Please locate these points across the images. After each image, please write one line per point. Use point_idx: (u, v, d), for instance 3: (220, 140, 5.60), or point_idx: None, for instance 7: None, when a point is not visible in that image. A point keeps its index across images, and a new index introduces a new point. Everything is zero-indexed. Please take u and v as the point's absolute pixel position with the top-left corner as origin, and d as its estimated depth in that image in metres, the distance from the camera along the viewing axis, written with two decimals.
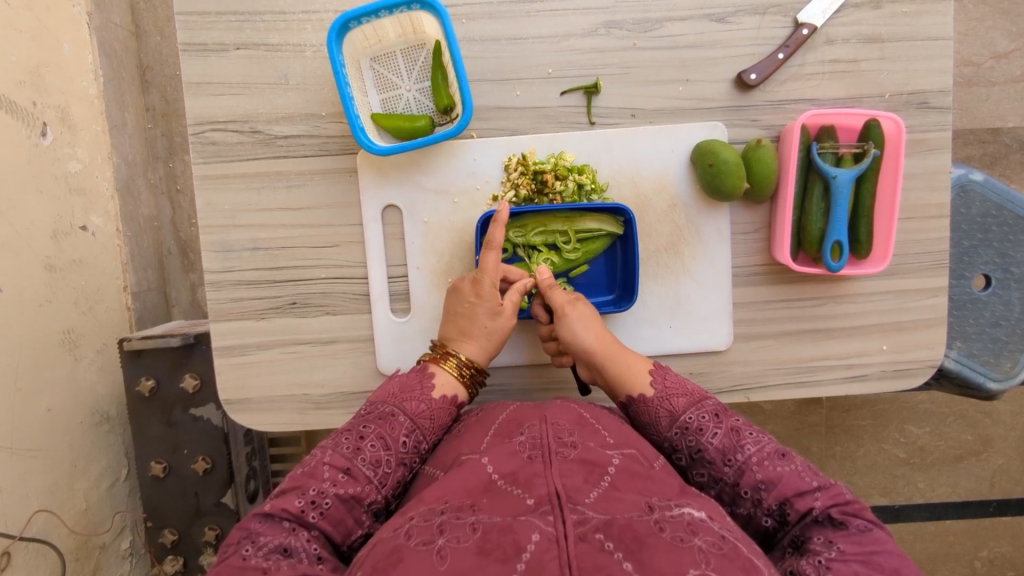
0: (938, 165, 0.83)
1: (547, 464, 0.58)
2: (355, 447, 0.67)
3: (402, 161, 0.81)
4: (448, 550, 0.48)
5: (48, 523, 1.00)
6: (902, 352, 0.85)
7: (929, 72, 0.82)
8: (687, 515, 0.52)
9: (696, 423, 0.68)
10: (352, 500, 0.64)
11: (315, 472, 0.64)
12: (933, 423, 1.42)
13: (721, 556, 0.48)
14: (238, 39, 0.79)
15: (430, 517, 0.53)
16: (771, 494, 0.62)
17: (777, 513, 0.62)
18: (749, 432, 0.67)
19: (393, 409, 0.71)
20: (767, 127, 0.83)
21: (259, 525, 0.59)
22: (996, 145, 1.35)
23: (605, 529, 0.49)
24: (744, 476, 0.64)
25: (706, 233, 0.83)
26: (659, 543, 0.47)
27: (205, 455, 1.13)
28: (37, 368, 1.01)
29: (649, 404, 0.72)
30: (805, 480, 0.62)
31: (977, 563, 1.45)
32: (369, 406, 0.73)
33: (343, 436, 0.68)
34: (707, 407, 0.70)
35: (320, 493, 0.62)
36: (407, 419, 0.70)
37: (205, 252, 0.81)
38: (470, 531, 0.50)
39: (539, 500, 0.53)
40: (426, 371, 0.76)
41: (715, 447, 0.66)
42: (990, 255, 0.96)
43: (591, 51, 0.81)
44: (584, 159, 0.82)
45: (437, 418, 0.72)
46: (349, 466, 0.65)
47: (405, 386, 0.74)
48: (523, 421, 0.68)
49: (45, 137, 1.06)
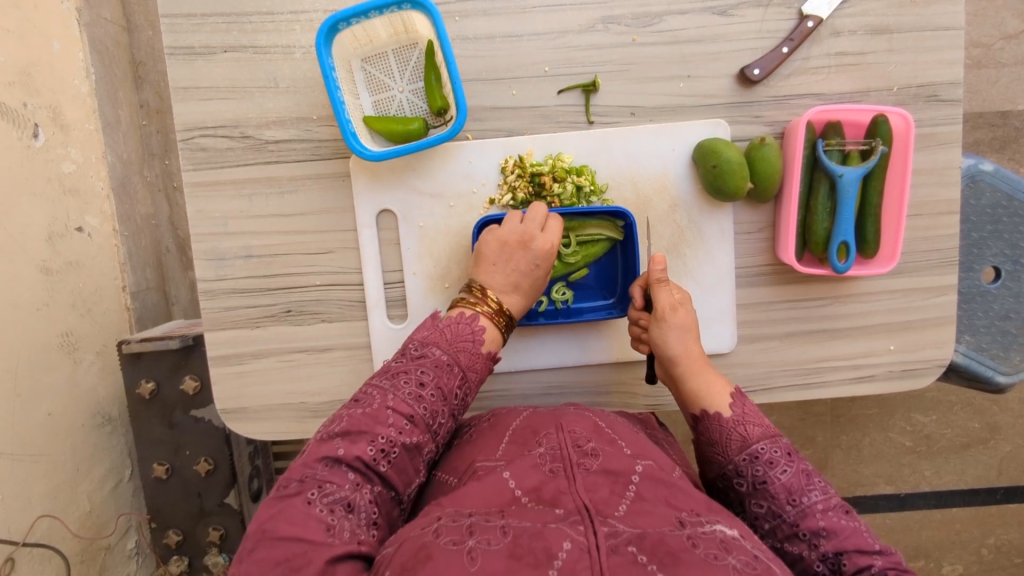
0: (947, 160, 0.80)
1: (571, 478, 0.57)
2: (416, 394, 0.67)
3: (397, 165, 0.79)
4: (479, 553, 0.48)
5: (52, 528, 1.00)
6: (910, 352, 0.83)
7: (938, 64, 0.79)
8: (718, 533, 0.51)
9: (768, 455, 0.66)
10: (414, 450, 0.64)
11: (380, 417, 0.64)
12: (940, 411, 1.41)
13: (755, 575, 0.47)
14: (225, 41, 0.77)
15: (458, 519, 0.53)
16: (830, 542, 0.60)
17: (830, 561, 0.60)
18: (819, 479, 0.65)
19: (448, 359, 0.71)
20: (771, 123, 0.80)
21: (326, 470, 0.60)
22: (1005, 129, 1.32)
23: (637, 541, 0.48)
24: (806, 519, 0.62)
25: (708, 234, 0.81)
26: (693, 558, 0.46)
27: (206, 456, 1.12)
28: (36, 374, 1.00)
29: (723, 425, 0.70)
30: (867, 539, 0.60)
31: (983, 550, 1.44)
32: (421, 347, 0.71)
33: (401, 379, 0.68)
34: (782, 443, 0.67)
35: (387, 442, 0.63)
36: (460, 372, 0.71)
37: (197, 261, 0.79)
38: (500, 535, 0.50)
39: (568, 512, 0.53)
40: (474, 317, 0.74)
41: (783, 483, 0.64)
42: (1000, 247, 0.94)
43: (589, 48, 0.79)
44: (583, 159, 0.80)
45: (483, 372, 0.73)
46: (412, 414, 0.65)
47: (456, 334, 0.73)
48: (539, 429, 0.67)
49: (37, 139, 1.04)
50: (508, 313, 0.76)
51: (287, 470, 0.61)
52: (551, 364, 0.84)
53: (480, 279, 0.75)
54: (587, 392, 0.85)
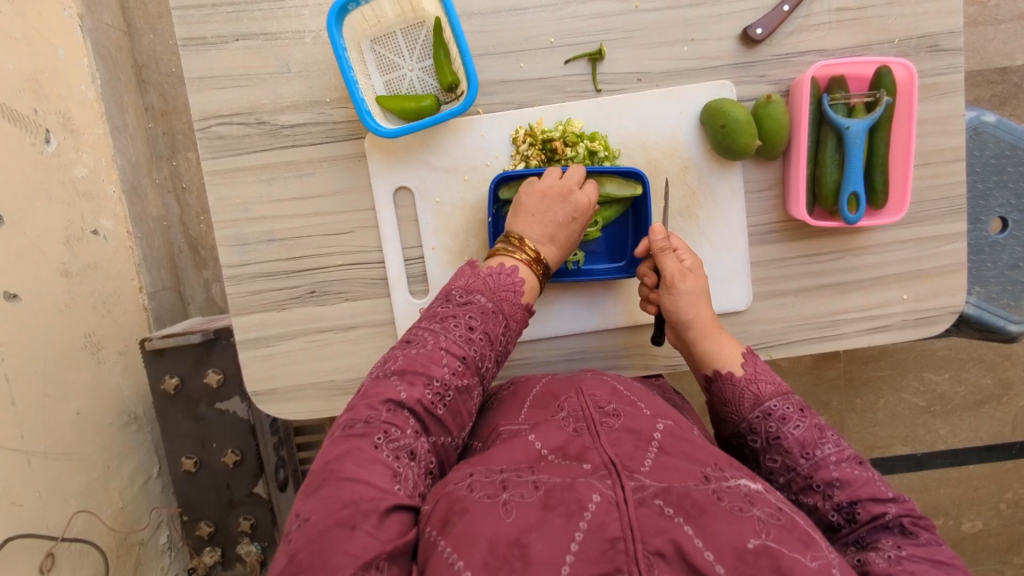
0: (952, 109, 0.81)
1: (595, 435, 0.58)
2: (467, 337, 0.68)
3: (410, 142, 0.81)
4: (513, 504, 0.50)
5: (88, 523, 1.02)
6: (923, 301, 0.85)
7: (938, 14, 0.80)
8: (742, 487, 0.52)
9: (780, 412, 0.67)
10: (465, 395, 0.66)
11: (434, 358, 0.65)
12: (952, 369, 1.42)
13: (780, 526, 0.48)
14: (236, 30, 0.78)
15: (490, 475, 0.55)
16: (843, 492, 0.61)
17: (845, 510, 0.61)
18: (832, 432, 0.65)
19: (494, 306, 0.72)
20: (775, 82, 0.82)
21: (390, 412, 0.61)
22: (1005, 86, 1.32)
23: (664, 495, 0.49)
24: (820, 471, 0.63)
25: (718, 194, 0.83)
26: (718, 511, 0.48)
27: (233, 448, 1.13)
28: (63, 373, 1.01)
29: (736, 384, 0.72)
30: (880, 487, 0.61)
31: (1002, 505, 1.46)
32: (465, 292, 0.73)
33: (450, 323, 0.69)
34: (793, 399, 0.68)
35: (442, 385, 0.64)
36: (502, 319, 0.72)
37: (221, 248, 0.81)
38: (533, 488, 0.51)
39: (596, 466, 0.54)
40: (518, 272, 0.75)
41: (796, 438, 0.65)
42: (1006, 197, 0.95)
43: (593, 17, 0.80)
44: (592, 126, 0.82)
45: (520, 324, 0.75)
46: (464, 356, 0.67)
47: (498, 281, 0.74)
48: (559, 394, 0.69)
49: (49, 144, 1.05)
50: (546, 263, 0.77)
51: (348, 408, 0.62)
52: (572, 330, 0.86)
53: (518, 230, 0.77)
54: (608, 356, 0.87)
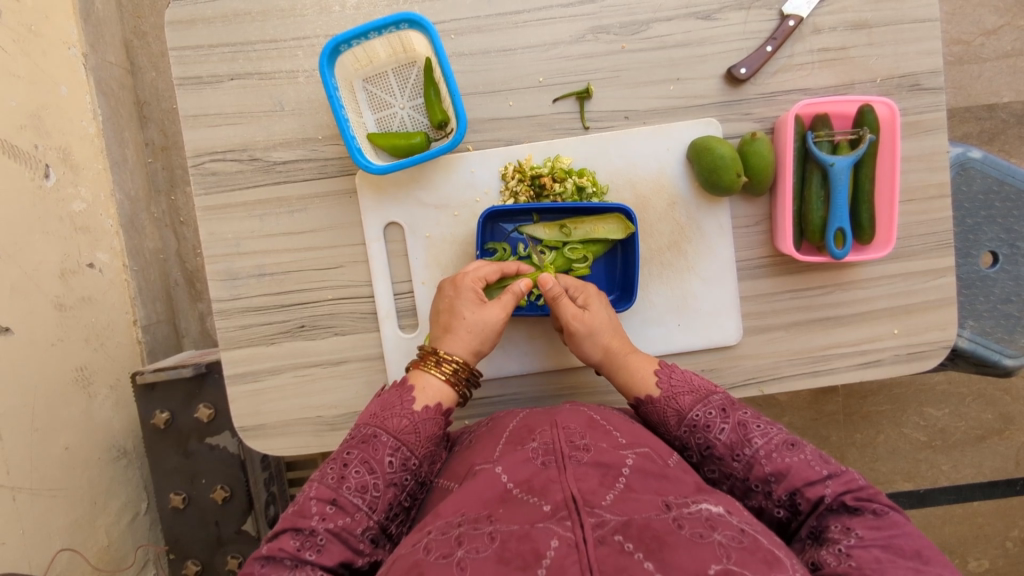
0: (935, 146, 0.83)
1: (561, 470, 0.57)
2: (338, 478, 0.65)
3: (401, 178, 0.82)
4: (467, 562, 0.48)
5: (71, 562, 0.98)
6: (914, 335, 0.84)
7: (918, 54, 0.82)
8: (704, 511, 0.52)
9: (703, 421, 0.69)
10: (345, 531, 0.62)
11: (304, 509, 0.63)
12: (952, 404, 1.41)
13: (741, 549, 0.48)
14: (231, 70, 0.80)
15: (447, 530, 0.53)
16: (781, 485, 0.63)
17: (788, 504, 0.63)
18: (756, 425, 0.67)
19: (375, 429, 0.69)
20: (760, 119, 0.83)
21: (262, 568, 0.59)
22: (992, 122, 1.34)
23: (624, 529, 0.49)
24: (754, 470, 0.65)
25: (707, 229, 0.83)
26: (678, 541, 0.48)
27: (223, 483, 1.10)
28: (54, 408, 1.00)
29: (656, 405, 0.73)
30: (814, 469, 0.63)
31: (1009, 544, 1.42)
32: (354, 428, 0.71)
33: (327, 466, 0.67)
34: (713, 402, 0.70)
35: (311, 532, 0.61)
36: (389, 438, 0.68)
37: (211, 282, 0.82)
38: (488, 541, 0.50)
39: (556, 506, 0.52)
40: (408, 386, 0.73)
41: (724, 443, 0.67)
42: (995, 232, 0.95)
43: (580, 57, 0.82)
44: (582, 163, 0.83)
45: (422, 431, 0.70)
46: (335, 498, 0.64)
47: (386, 403, 0.72)
48: (534, 427, 0.66)
49: (48, 178, 1.06)
50: (462, 363, 0.75)
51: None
52: (564, 366, 0.86)
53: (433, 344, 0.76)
54: (599, 392, 0.86)
